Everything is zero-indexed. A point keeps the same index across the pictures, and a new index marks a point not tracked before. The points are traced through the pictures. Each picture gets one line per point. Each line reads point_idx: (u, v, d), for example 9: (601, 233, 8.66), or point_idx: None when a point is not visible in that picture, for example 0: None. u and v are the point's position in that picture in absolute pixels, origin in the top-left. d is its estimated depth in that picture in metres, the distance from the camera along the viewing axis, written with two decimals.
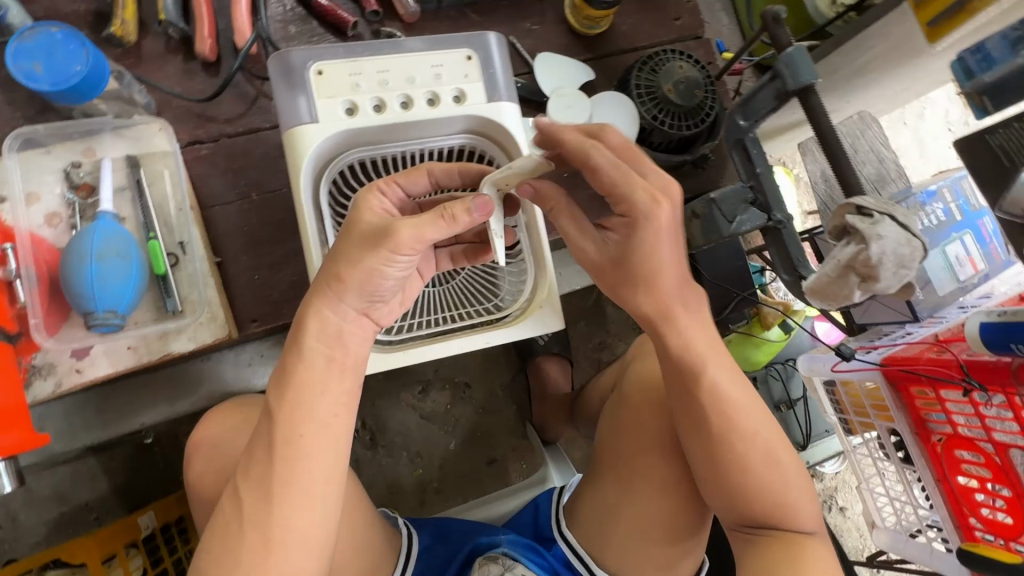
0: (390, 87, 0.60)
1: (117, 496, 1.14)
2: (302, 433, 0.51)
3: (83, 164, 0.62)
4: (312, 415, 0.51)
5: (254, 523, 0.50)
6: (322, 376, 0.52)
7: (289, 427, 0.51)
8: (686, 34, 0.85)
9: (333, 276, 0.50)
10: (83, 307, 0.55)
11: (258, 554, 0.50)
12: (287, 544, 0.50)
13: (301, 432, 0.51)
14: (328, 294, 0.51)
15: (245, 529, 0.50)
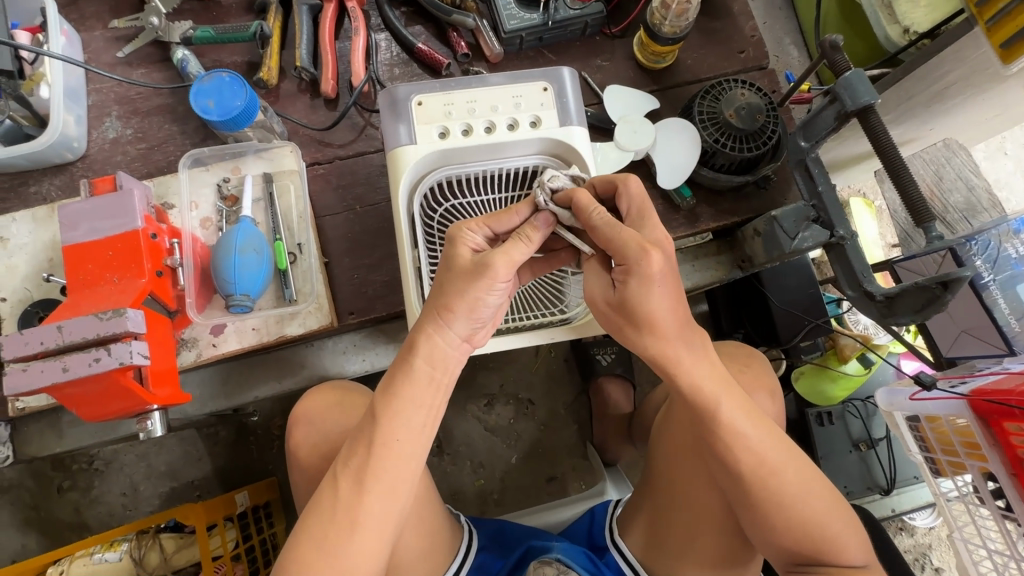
0: (476, 115, 0.70)
1: (218, 477, 1.32)
2: (397, 437, 0.59)
3: (231, 179, 0.77)
4: (408, 422, 0.60)
5: (346, 505, 0.58)
6: (419, 392, 0.60)
7: (388, 430, 0.59)
8: (750, 65, 0.90)
9: (443, 306, 0.58)
10: (225, 290, 0.69)
11: (344, 530, 0.58)
12: (367, 528, 0.58)
13: (397, 435, 0.59)
14: (437, 321, 0.60)
15: (337, 508, 0.58)
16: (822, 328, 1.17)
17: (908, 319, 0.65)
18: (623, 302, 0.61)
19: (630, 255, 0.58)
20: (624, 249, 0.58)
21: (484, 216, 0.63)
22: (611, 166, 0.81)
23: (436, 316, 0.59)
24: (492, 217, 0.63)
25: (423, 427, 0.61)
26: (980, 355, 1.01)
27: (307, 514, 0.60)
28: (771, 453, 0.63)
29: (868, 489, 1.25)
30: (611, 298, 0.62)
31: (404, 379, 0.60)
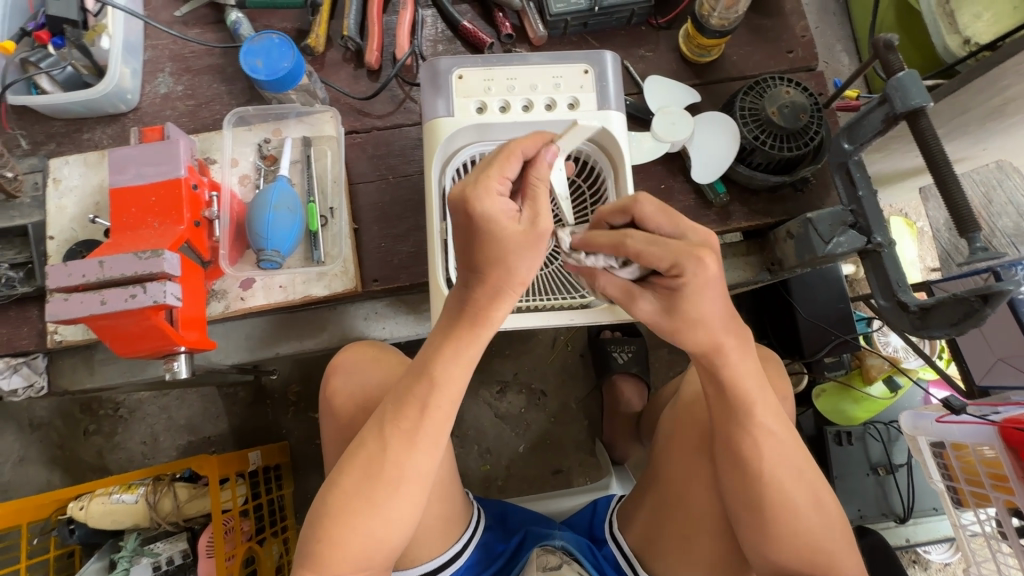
0: (515, 93, 0.71)
1: (234, 435, 1.36)
2: (443, 398, 0.61)
3: (272, 140, 0.79)
4: (456, 382, 0.61)
5: (393, 460, 0.60)
6: (474, 355, 0.61)
7: (440, 390, 0.61)
8: (798, 65, 0.87)
9: (518, 283, 0.56)
10: (257, 244, 0.70)
11: (389, 486, 0.60)
12: (411, 484, 0.61)
13: (449, 399, 0.61)
14: (505, 293, 0.57)
15: (385, 463, 0.60)
16: (849, 344, 1.14)
17: (942, 333, 0.62)
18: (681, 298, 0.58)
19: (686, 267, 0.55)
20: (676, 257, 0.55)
21: (495, 167, 0.54)
22: (644, 155, 0.80)
23: (506, 291, 0.57)
24: (501, 164, 0.55)
25: (464, 390, 0.62)
26: (1014, 387, 0.97)
27: (351, 462, 0.62)
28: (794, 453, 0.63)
29: (883, 515, 1.20)
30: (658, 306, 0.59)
31: (467, 342, 0.60)
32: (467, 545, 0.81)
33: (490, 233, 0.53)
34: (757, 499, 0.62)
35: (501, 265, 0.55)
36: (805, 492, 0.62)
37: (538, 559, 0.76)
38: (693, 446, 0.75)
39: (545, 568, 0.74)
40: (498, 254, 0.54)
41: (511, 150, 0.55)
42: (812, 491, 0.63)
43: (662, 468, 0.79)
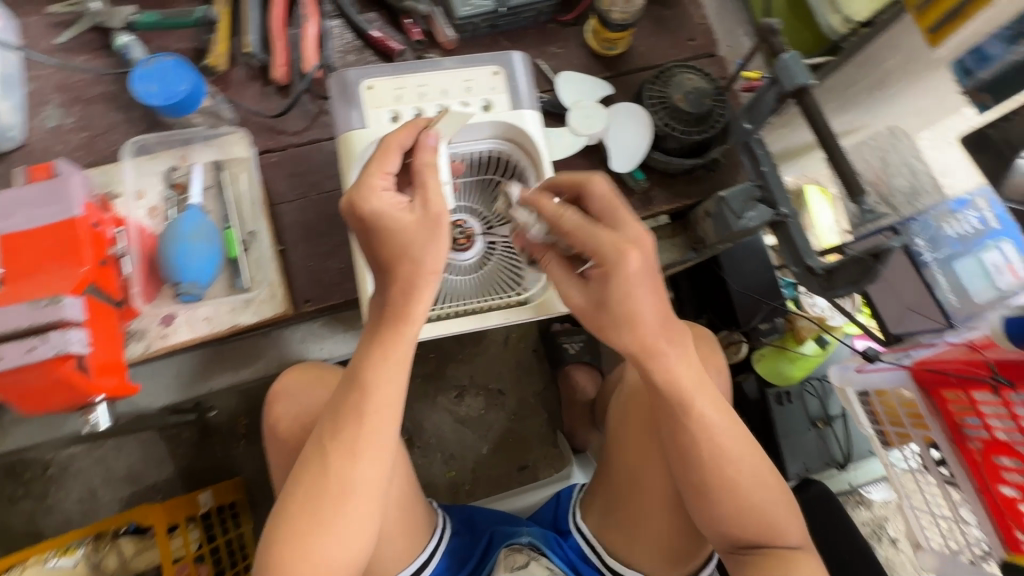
0: (428, 99, 0.71)
1: (182, 478, 1.29)
2: (379, 408, 0.60)
3: (180, 167, 0.76)
4: (390, 385, 0.60)
5: (337, 473, 0.59)
6: (406, 354, 0.60)
7: (376, 395, 0.60)
8: (700, 52, 0.92)
9: (415, 266, 0.57)
10: (172, 278, 0.68)
11: (336, 503, 0.59)
12: (360, 496, 0.60)
13: (387, 402, 0.60)
14: (413, 286, 0.58)
15: (330, 478, 0.59)
16: (779, 310, 1.21)
17: (847, 292, 0.67)
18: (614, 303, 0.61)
19: (608, 257, 0.58)
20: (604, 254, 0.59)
21: (376, 166, 0.59)
22: (563, 149, 0.83)
23: (411, 282, 0.58)
24: (380, 162, 0.59)
25: (402, 390, 0.61)
26: (924, 332, 1.05)
27: (295, 484, 0.60)
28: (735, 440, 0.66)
29: (826, 464, 1.29)
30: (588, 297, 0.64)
31: (394, 340, 0.60)
32: (433, 555, 0.82)
33: (381, 226, 0.57)
34: (706, 487, 0.66)
35: (401, 262, 0.57)
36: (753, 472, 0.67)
37: (505, 560, 0.76)
38: (640, 427, 0.78)
39: (512, 569, 0.75)
40: (393, 245, 0.57)
41: (389, 149, 0.59)
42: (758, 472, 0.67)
43: (614, 455, 0.81)
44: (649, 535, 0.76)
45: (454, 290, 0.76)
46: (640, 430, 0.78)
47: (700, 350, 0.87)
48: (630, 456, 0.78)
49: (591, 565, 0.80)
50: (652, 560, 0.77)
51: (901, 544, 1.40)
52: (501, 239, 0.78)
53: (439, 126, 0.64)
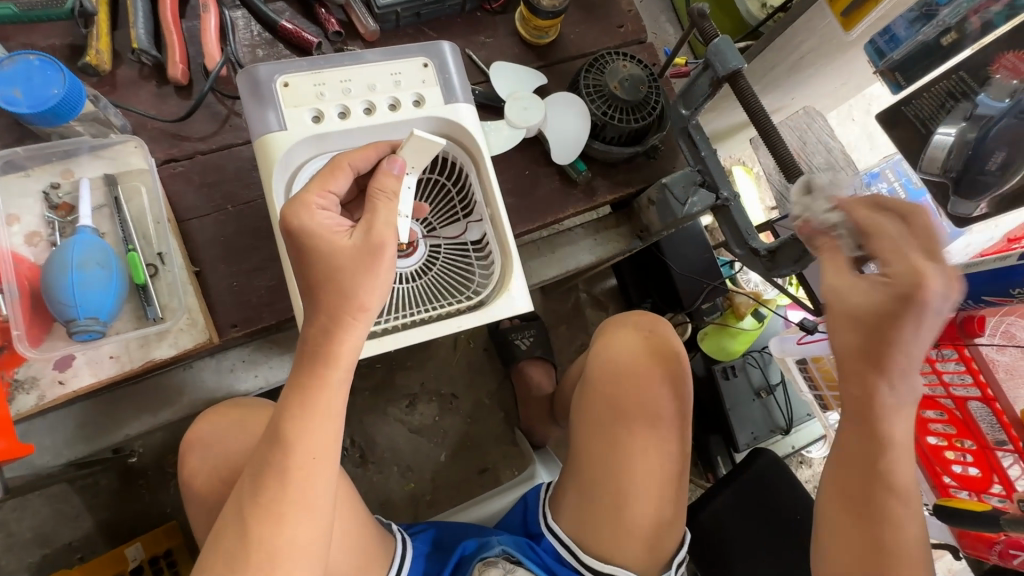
0: (353, 95, 0.65)
1: (104, 532, 1.15)
2: (307, 458, 0.54)
3: (62, 185, 0.65)
4: (316, 434, 0.54)
5: (260, 540, 0.52)
6: (332, 402, 0.55)
7: (298, 448, 0.54)
8: (630, 39, 0.91)
9: (357, 303, 0.54)
10: (64, 315, 0.57)
11: (262, 572, 0.52)
12: (291, 561, 0.53)
13: (312, 454, 0.54)
14: (351, 319, 0.54)
15: (252, 549, 0.52)
16: (719, 289, 1.25)
17: (790, 270, 0.69)
18: (886, 317, 0.52)
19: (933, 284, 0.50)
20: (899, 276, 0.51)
21: (318, 182, 0.56)
22: (503, 144, 0.79)
23: (351, 315, 0.54)
24: (324, 179, 0.57)
25: (335, 439, 0.56)
26: None
27: (212, 557, 0.53)
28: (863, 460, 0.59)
29: (771, 432, 1.35)
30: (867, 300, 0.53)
31: (318, 388, 0.54)
32: None
33: (319, 249, 0.54)
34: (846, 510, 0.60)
35: (331, 286, 0.54)
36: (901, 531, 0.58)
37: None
38: (609, 425, 0.77)
39: None
40: (331, 271, 0.54)
41: (337, 167, 0.57)
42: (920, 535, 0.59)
43: (576, 460, 0.79)
44: (628, 536, 0.75)
45: (398, 300, 0.71)
46: (613, 429, 0.77)
47: (655, 336, 0.83)
48: (602, 458, 0.77)
49: (568, 566, 0.78)
50: (639, 557, 0.75)
51: None
52: (444, 242, 0.73)
53: (405, 151, 0.60)
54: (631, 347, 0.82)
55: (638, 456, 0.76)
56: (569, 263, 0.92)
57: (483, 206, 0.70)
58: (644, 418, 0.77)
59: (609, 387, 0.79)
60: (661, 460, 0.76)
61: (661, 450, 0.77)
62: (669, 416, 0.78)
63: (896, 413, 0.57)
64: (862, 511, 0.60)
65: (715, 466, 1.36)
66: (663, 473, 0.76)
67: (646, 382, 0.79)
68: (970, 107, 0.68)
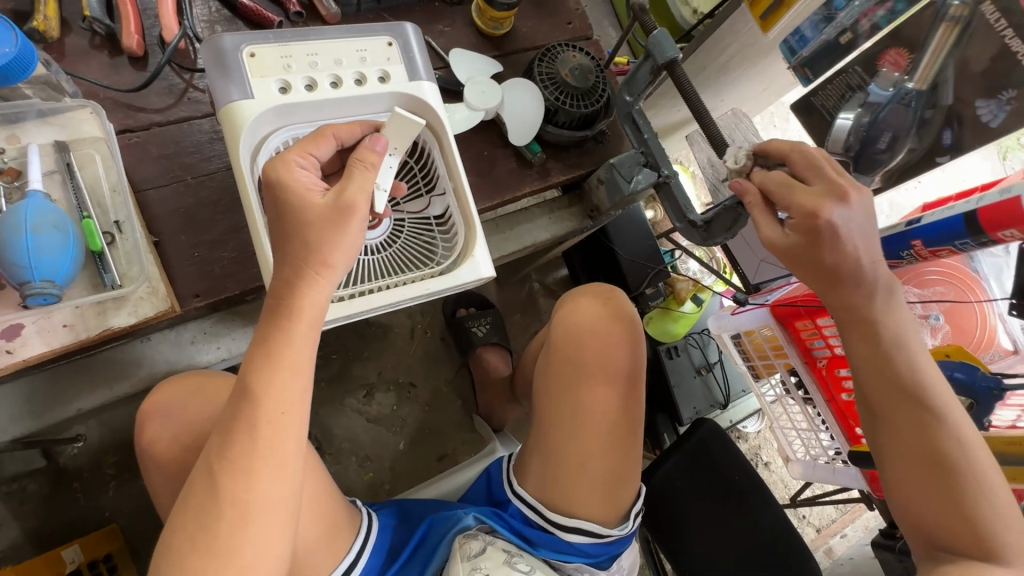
0: (319, 68, 0.67)
1: (34, 538, 1.07)
2: (280, 409, 0.54)
3: (7, 150, 0.63)
4: (286, 388, 0.55)
5: (232, 494, 0.52)
6: (300, 356, 0.56)
7: (267, 401, 0.54)
8: (578, 35, 0.98)
9: (322, 261, 0.56)
10: (17, 277, 0.55)
11: (236, 527, 0.51)
12: (263, 516, 0.52)
13: (281, 408, 0.54)
14: (318, 275, 0.56)
15: (224, 503, 0.51)
16: (662, 273, 1.35)
17: (722, 238, 0.78)
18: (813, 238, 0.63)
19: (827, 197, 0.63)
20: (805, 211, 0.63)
21: (302, 143, 0.59)
22: (462, 124, 0.83)
23: (315, 272, 0.56)
24: (309, 141, 0.60)
25: (304, 395, 0.56)
26: (776, 277, 1.26)
27: (182, 516, 0.52)
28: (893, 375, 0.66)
29: (711, 407, 1.45)
30: (784, 239, 0.65)
31: (284, 343, 0.55)
32: (361, 555, 0.76)
33: (295, 205, 0.56)
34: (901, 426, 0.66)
35: (300, 239, 0.56)
36: (958, 443, 0.64)
37: (461, 548, 0.76)
38: (568, 383, 0.83)
39: (469, 557, 0.75)
40: (303, 228, 0.56)
41: (321, 132, 0.60)
42: (974, 443, 0.64)
43: (540, 419, 0.84)
44: (587, 482, 0.80)
45: (364, 268, 0.73)
46: (572, 385, 0.83)
47: (610, 304, 0.89)
48: (563, 410, 0.82)
49: (535, 527, 0.82)
50: (596, 503, 0.81)
51: (772, 466, 1.64)
52: (409, 216, 0.77)
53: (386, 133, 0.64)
54: (589, 312, 0.88)
55: (597, 410, 0.82)
56: (526, 240, 0.97)
57: (447, 180, 0.74)
58: (603, 375, 0.83)
59: (570, 348, 0.85)
60: (614, 412, 0.82)
61: (618, 403, 0.83)
62: (624, 372, 0.84)
63: (891, 321, 0.66)
64: (911, 429, 0.65)
65: (661, 442, 1.44)
66: (621, 423, 0.82)
67: (603, 341, 0.85)
68: (865, 96, 0.79)
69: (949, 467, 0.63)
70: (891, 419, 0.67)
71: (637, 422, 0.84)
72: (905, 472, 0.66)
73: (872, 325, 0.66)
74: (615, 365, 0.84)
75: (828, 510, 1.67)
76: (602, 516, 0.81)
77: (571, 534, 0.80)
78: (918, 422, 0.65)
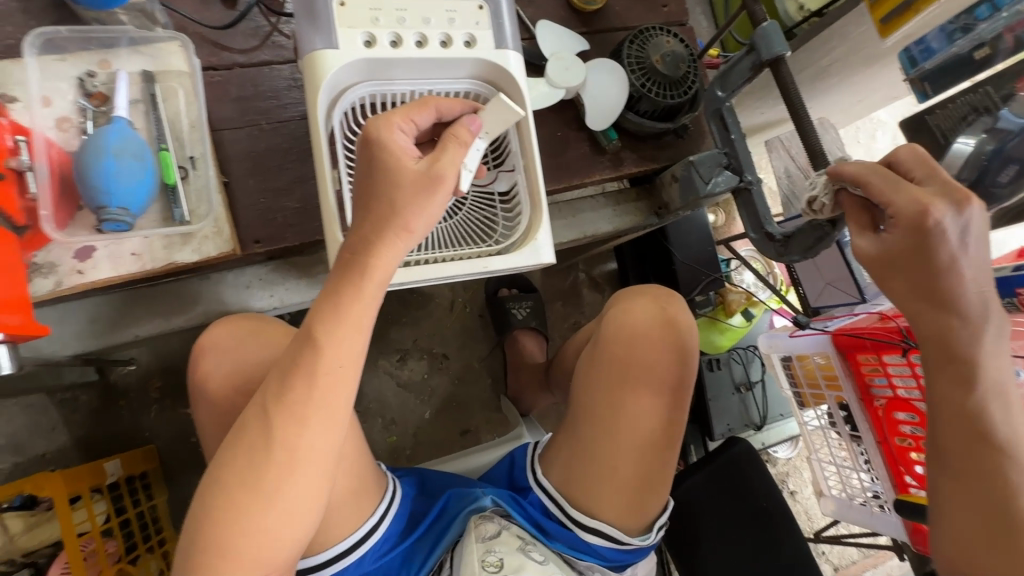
0: (406, 25, 0.65)
1: (82, 446, 1.13)
2: (338, 363, 0.53)
3: (98, 75, 0.64)
4: (346, 342, 0.54)
5: (283, 441, 0.52)
6: (364, 315, 0.55)
7: (329, 353, 0.53)
8: (672, 19, 0.92)
9: (403, 225, 0.55)
10: (96, 201, 0.56)
11: (282, 471, 0.51)
12: (311, 465, 0.53)
13: (340, 363, 0.53)
14: (398, 236, 0.55)
15: (274, 449, 0.51)
16: (718, 281, 1.29)
17: (799, 258, 0.71)
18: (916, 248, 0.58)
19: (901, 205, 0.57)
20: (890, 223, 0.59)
21: (404, 109, 0.58)
22: (539, 101, 0.79)
23: (393, 235, 0.55)
24: (410, 109, 0.58)
25: (360, 355, 0.55)
26: (841, 303, 1.19)
27: (232, 450, 0.52)
28: (968, 410, 0.61)
29: (745, 425, 1.40)
30: (878, 245, 0.60)
31: (352, 299, 0.54)
32: (383, 518, 0.76)
33: (389, 167, 0.54)
34: (957, 462, 0.62)
35: (387, 199, 0.54)
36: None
37: (476, 528, 0.75)
38: (616, 380, 0.80)
39: (485, 539, 0.74)
40: (390, 187, 0.54)
41: (426, 102, 0.59)
42: None
43: (581, 412, 0.81)
44: (623, 483, 0.78)
45: (432, 238, 0.73)
46: (620, 383, 0.80)
47: (667, 306, 0.85)
48: (606, 407, 0.79)
49: (555, 520, 0.80)
50: (625, 507, 0.78)
51: (798, 495, 1.58)
52: (473, 189, 0.74)
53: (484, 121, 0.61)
54: (645, 314, 0.84)
55: (641, 415, 0.79)
56: (587, 229, 0.94)
57: (518, 156, 0.71)
58: (652, 378, 0.80)
59: (622, 345, 0.81)
60: (660, 415, 0.80)
61: (665, 409, 0.80)
62: (674, 381, 0.81)
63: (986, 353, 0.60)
64: (966, 467, 0.61)
65: (687, 454, 1.39)
66: (665, 430, 0.79)
67: (657, 347, 0.81)
68: (991, 121, 0.71)
69: (1011, 522, 0.59)
70: (952, 464, 0.62)
71: (680, 430, 0.81)
72: (958, 518, 0.62)
73: (952, 359, 0.61)
74: (667, 368, 0.81)
75: (850, 550, 1.60)
76: (629, 520, 0.79)
77: (589, 533, 0.78)
78: (977, 460, 0.61)
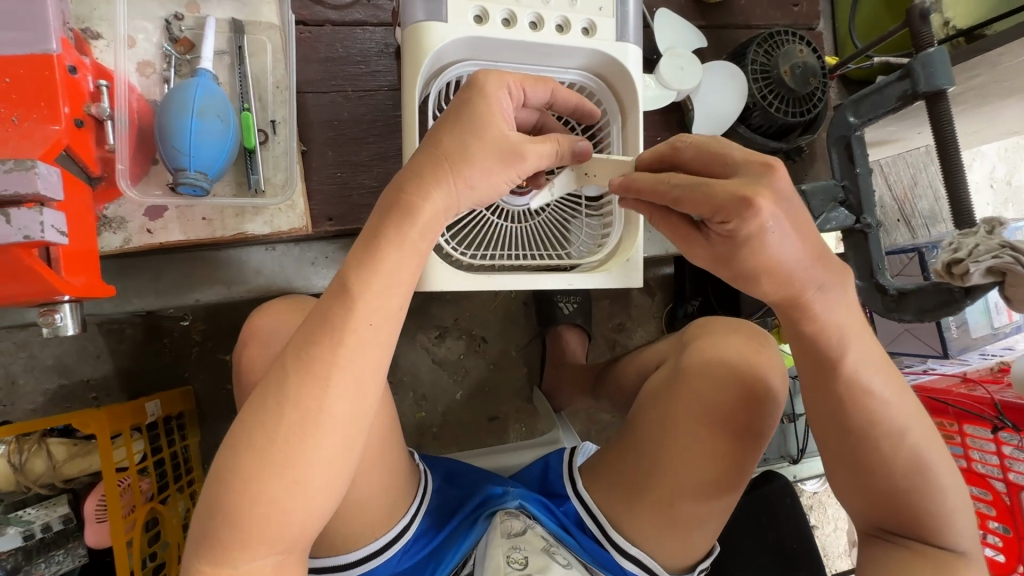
0: (522, 2, 0.58)
1: (123, 378, 1.12)
2: (368, 320, 0.44)
3: (186, 18, 0.59)
4: (381, 294, 0.45)
5: (296, 400, 0.42)
6: (401, 264, 0.45)
7: (360, 306, 0.43)
8: (801, 22, 0.82)
9: (458, 173, 0.46)
10: (174, 161, 0.52)
11: (295, 436, 0.42)
12: (332, 433, 0.43)
13: (369, 319, 0.44)
14: (445, 184, 0.46)
15: (286, 407, 0.42)
16: None
17: (911, 318, 0.66)
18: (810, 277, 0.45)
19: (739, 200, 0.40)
20: (720, 205, 0.40)
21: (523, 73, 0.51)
22: (650, 104, 0.70)
23: (444, 184, 0.46)
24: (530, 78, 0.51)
25: (399, 312, 0.46)
26: (916, 352, 1.09)
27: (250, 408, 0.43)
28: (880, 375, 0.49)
29: (780, 457, 1.34)
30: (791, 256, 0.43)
31: (388, 243, 0.45)
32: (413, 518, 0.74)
33: (474, 116, 0.46)
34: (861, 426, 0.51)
35: (456, 144, 0.46)
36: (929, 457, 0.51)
37: (502, 523, 0.73)
38: (690, 415, 0.74)
39: (510, 535, 0.71)
40: (463, 133, 0.46)
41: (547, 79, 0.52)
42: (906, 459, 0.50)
43: (642, 437, 0.77)
44: (674, 520, 0.73)
45: (500, 237, 0.67)
46: (692, 418, 0.74)
47: (758, 347, 0.78)
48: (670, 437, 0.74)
49: (589, 534, 0.78)
50: (669, 544, 0.75)
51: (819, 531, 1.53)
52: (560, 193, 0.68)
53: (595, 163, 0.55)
54: (735, 352, 0.77)
55: (709, 453, 0.72)
56: None
57: None
58: (732, 418, 0.73)
59: (706, 380, 0.75)
60: (731, 459, 0.73)
61: (737, 454, 0.73)
62: (754, 425, 0.73)
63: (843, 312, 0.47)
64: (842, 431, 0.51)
65: None
66: (731, 474, 0.73)
67: (742, 387, 0.74)
68: None
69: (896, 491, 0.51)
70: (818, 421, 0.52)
71: (743, 474, 0.74)
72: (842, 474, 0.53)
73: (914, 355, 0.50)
74: (752, 412, 0.73)
75: None
76: (668, 556, 0.76)
77: (626, 559, 0.75)
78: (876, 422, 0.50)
